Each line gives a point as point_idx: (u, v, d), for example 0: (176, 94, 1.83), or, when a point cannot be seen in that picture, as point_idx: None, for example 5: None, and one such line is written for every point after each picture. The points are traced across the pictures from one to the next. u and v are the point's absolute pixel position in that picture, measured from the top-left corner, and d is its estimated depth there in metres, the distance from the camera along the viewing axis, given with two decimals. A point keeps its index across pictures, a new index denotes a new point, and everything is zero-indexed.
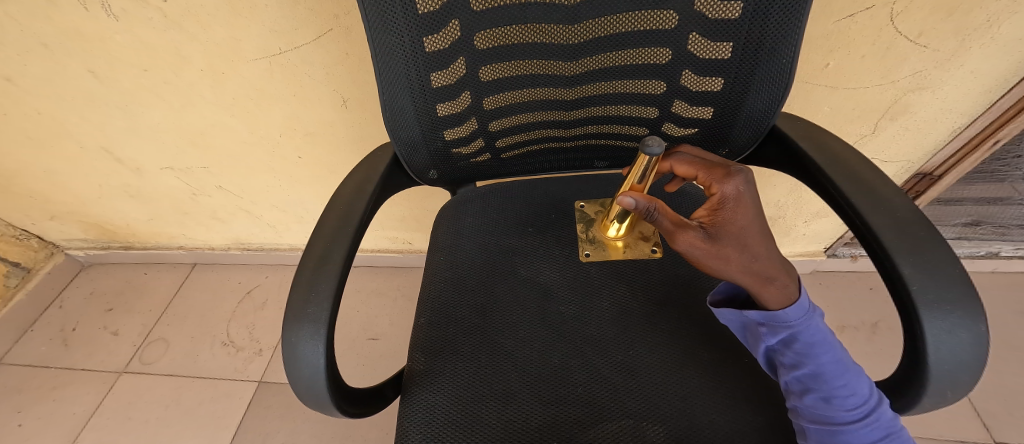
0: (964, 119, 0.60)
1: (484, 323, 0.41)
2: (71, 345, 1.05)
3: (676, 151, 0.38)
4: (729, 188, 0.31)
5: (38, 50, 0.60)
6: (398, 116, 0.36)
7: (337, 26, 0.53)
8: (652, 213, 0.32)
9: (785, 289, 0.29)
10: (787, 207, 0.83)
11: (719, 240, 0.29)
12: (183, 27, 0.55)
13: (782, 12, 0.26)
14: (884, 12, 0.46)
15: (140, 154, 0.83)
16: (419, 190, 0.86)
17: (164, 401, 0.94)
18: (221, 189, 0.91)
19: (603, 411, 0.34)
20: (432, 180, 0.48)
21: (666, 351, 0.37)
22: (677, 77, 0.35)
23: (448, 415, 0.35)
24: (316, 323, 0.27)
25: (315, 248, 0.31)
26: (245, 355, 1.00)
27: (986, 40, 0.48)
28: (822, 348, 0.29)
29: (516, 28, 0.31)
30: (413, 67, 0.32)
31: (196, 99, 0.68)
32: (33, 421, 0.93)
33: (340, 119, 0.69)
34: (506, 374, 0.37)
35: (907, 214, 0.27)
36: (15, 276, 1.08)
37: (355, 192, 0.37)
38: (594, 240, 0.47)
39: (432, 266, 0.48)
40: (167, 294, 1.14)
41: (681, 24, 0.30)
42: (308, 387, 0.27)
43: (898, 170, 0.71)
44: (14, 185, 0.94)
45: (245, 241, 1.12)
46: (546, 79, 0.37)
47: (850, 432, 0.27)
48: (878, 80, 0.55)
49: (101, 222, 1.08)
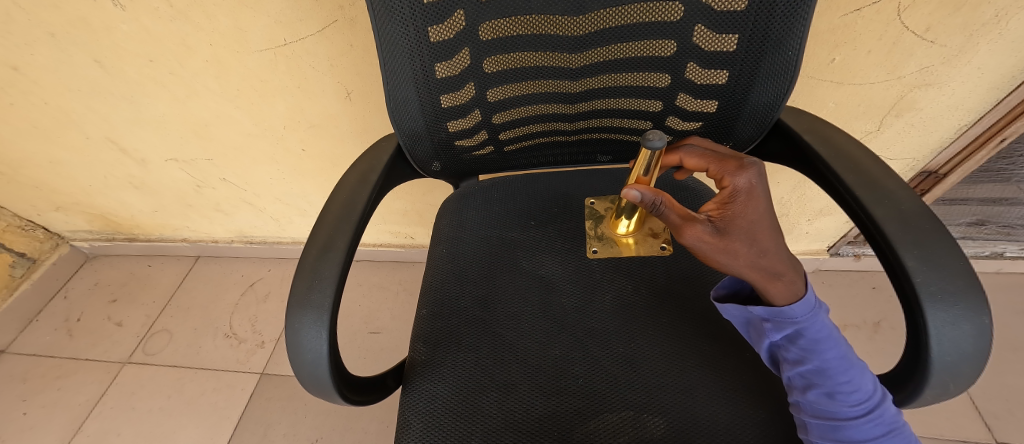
0: (970, 116, 0.60)
1: (485, 314, 0.41)
2: (75, 335, 1.06)
3: (685, 145, 0.38)
4: (741, 180, 0.31)
5: (45, 40, 0.61)
6: (402, 105, 0.36)
7: (341, 17, 0.53)
8: (657, 207, 0.31)
9: (793, 286, 0.28)
10: (790, 204, 0.82)
11: (727, 234, 0.28)
12: (188, 17, 0.55)
13: (789, 4, 0.26)
14: (890, 8, 0.46)
15: (145, 145, 0.84)
16: (421, 183, 0.86)
17: (166, 392, 0.94)
18: (225, 181, 0.92)
19: (604, 403, 0.34)
20: (435, 172, 0.48)
21: (666, 345, 0.37)
22: (682, 70, 0.35)
23: (450, 404, 0.35)
24: (319, 309, 0.27)
25: (318, 236, 0.31)
26: (247, 347, 1.01)
27: (994, 36, 0.48)
28: (827, 344, 0.29)
29: (520, 19, 0.31)
30: (416, 57, 0.32)
31: (201, 90, 0.68)
32: (38, 409, 0.94)
33: (344, 112, 0.69)
34: (507, 365, 0.37)
35: (911, 207, 0.27)
36: (21, 266, 1.10)
37: (359, 181, 0.37)
38: (602, 237, 0.46)
39: (433, 258, 0.49)
40: (171, 286, 1.15)
41: (688, 16, 0.29)
42: (311, 373, 0.28)
43: (904, 167, 0.71)
44: (19, 175, 0.95)
45: (248, 234, 1.13)
46: (551, 71, 0.37)
47: (852, 427, 0.27)
48: (884, 76, 0.55)
49: (106, 214, 1.09)
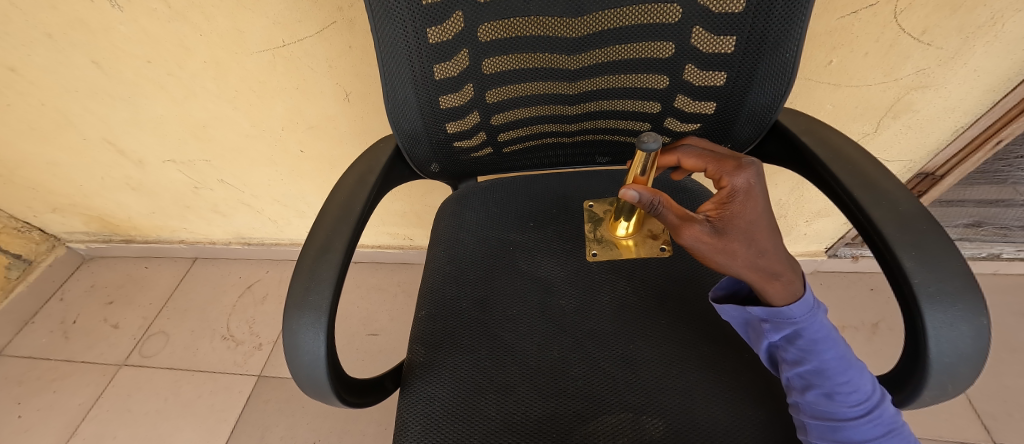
0: (966, 118, 0.60)
1: (484, 316, 0.41)
2: (71, 338, 1.06)
3: (683, 145, 0.38)
4: (739, 180, 0.31)
5: (42, 40, 0.61)
6: (400, 106, 0.36)
7: (340, 18, 0.53)
8: (656, 207, 0.31)
9: (790, 286, 0.28)
10: (788, 206, 0.82)
11: (726, 234, 0.28)
12: (187, 18, 0.55)
13: (786, 6, 0.26)
14: (887, 10, 0.46)
15: (143, 147, 0.83)
16: (420, 184, 0.86)
17: (163, 394, 0.94)
18: (223, 182, 0.92)
19: (603, 404, 0.34)
20: (433, 173, 0.48)
21: (665, 346, 0.37)
22: (680, 72, 0.35)
23: (448, 406, 0.35)
24: (316, 311, 0.27)
25: (316, 237, 0.31)
26: (245, 349, 1.00)
27: (989, 38, 0.48)
28: (826, 345, 0.29)
29: (519, 19, 0.31)
30: (415, 58, 0.31)
31: (199, 91, 0.68)
32: (33, 412, 0.93)
33: (342, 113, 0.69)
34: (507, 367, 0.37)
35: (908, 209, 0.27)
36: (16, 268, 1.09)
37: (357, 182, 0.37)
38: (602, 239, 0.46)
39: (432, 259, 0.48)
40: (168, 287, 1.15)
41: (686, 18, 0.30)
42: (308, 375, 0.27)
43: (901, 169, 0.71)
44: (16, 176, 0.94)
45: (245, 235, 1.12)
46: (549, 72, 0.37)
47: (851, 427, 0.27)
48: (881, 78, 0.55)
49: (103, 216, 1.09)
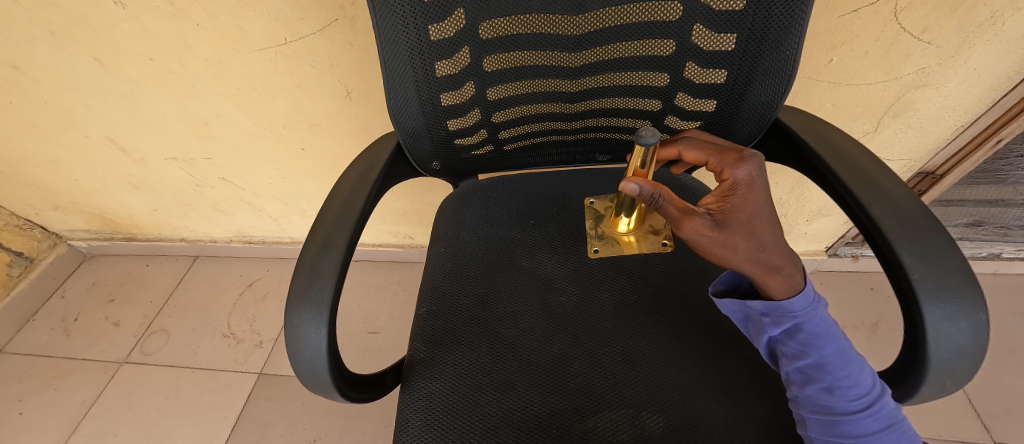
0: (966, 118, 0.61)
1: (484, 312, 0.41)
2: (72, 335, 1.06)
3: (684, 139, 0.38)
4: (741, 173, 0.31)
5: (44, 37, 0.61)
6: (402, 103, 0.36)
7: (342, 16, 0.53)
8: (656, 200, 0.31)
9: (791, 279, 0.28)
10: (788, 205, 0.83)
11: (726, 227, 0.28)
12: (189, 15, 0.56)
13: (785, 4, 0.27)
14: (887, 9, 0.46)
15: (145, 144, 0.84)
16: (421, 182, 0.86)
17: (164, 391, 0.94)
18: (224, 180, 0.92)
19: (603, 401, 0.34)
20: (435, 171, 0.48)
21: (665, 344, 0.37)
22: (680, 70, 0.35)
23: (449, 402, 0.35)
24: (318, 306, 0.27)
25: (317, 233, 0.32)
26: (245, 347, 1.01)
27: (989, 37, 0.48)
28: (826, 339, 0.29)
29: (521, 17, 0.31)
30: (416, 55, 0.32)
31: (200, 89, 0.68)
32: (34, 409, 0.93)
33: (344, 111, 0.70)
34: (507, 363, 0.37)
35: (908, 205, 0.27)
36: (17, 266, 1.10)
37: (358, 179, 0.37)
38: (603, 236, 0.46)
39: (432, 256, 0.49)
40: (168, 285, 1.15)
41: (686, 15, 0.30)
42: (310, 370, 0.27)
43: (900, 168, 0.71)
44: (18, 174, 0.95)
45: (246, 233, 1.12)
46: (551, 70, 0.37)
47: (852, 421, 0.27)
48: (880, 77, 0.55)
49: (104, 214, 1.09)
